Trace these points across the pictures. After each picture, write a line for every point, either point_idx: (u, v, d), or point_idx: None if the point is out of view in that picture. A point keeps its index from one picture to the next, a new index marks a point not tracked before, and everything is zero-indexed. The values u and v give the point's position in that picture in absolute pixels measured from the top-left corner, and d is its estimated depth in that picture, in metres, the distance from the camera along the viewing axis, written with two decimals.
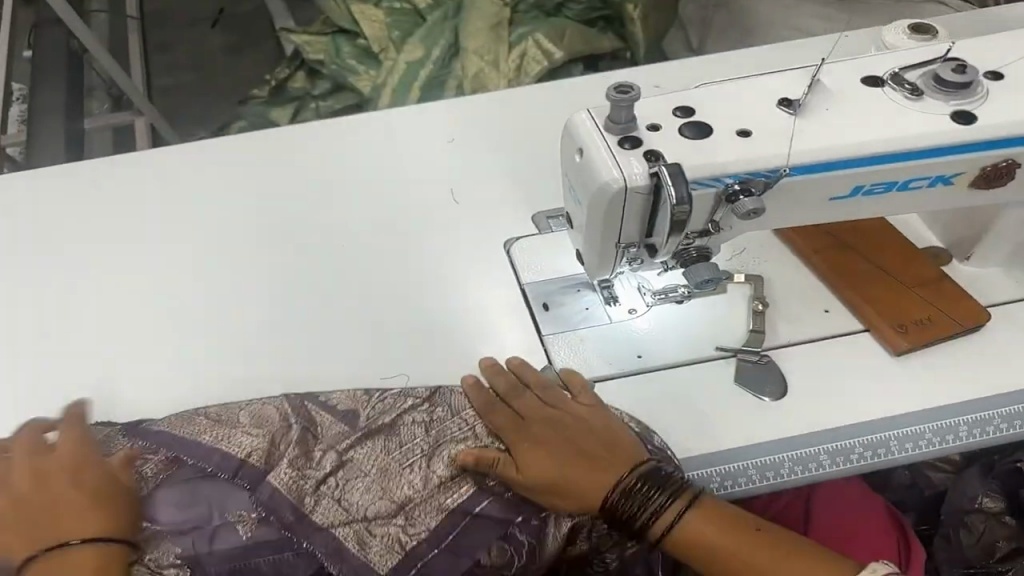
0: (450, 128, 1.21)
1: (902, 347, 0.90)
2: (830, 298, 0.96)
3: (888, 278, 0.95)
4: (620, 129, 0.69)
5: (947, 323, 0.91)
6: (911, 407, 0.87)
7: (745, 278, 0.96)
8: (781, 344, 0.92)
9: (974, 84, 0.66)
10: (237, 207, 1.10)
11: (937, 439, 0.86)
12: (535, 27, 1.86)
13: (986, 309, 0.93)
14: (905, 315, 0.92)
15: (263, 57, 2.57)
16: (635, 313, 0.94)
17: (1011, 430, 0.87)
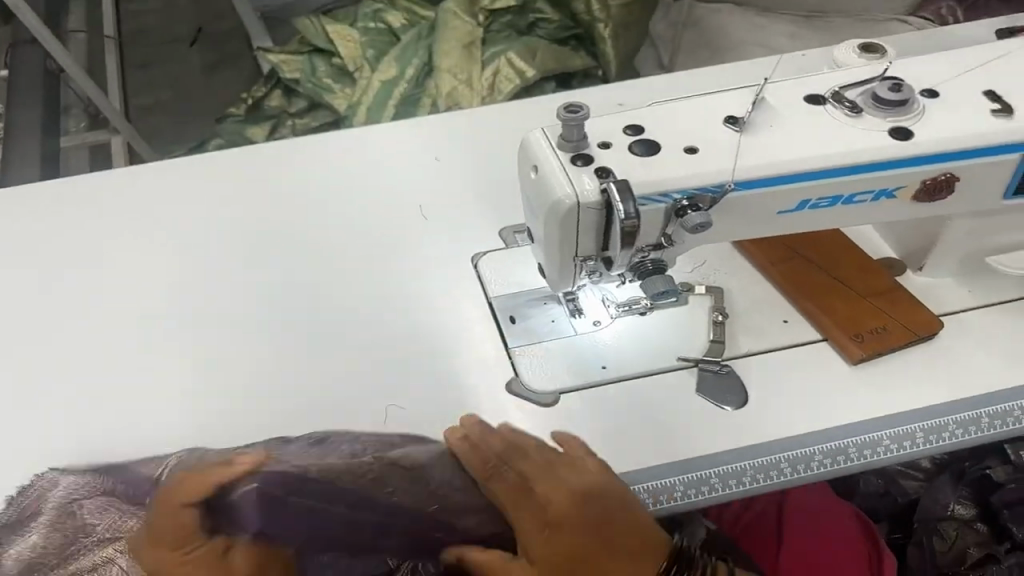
0: (419, 146, 1.22)
1: (859, 357, 0.89)
2: (790, 308, 0.95)
3: (845, 289, 0.94)
4: (571, 147, 0.71)
5: (904, 333, 0.90)
6: (874, 413, 0.87)
7: (707, 290, 0.96)
8: (742, 354, 0.91)
9: (910, 102, 0.68)
10: (206, 224, 1.11)
11: (896, 445, 0.84)
12: (507, 46, 1.88)
13: (939, 318, 0.92)
14: (861, 325, 0.91)
15: (241, 75, 2.58)
16: (599, 325, 0.94)
17: (968, 435, 0.84)
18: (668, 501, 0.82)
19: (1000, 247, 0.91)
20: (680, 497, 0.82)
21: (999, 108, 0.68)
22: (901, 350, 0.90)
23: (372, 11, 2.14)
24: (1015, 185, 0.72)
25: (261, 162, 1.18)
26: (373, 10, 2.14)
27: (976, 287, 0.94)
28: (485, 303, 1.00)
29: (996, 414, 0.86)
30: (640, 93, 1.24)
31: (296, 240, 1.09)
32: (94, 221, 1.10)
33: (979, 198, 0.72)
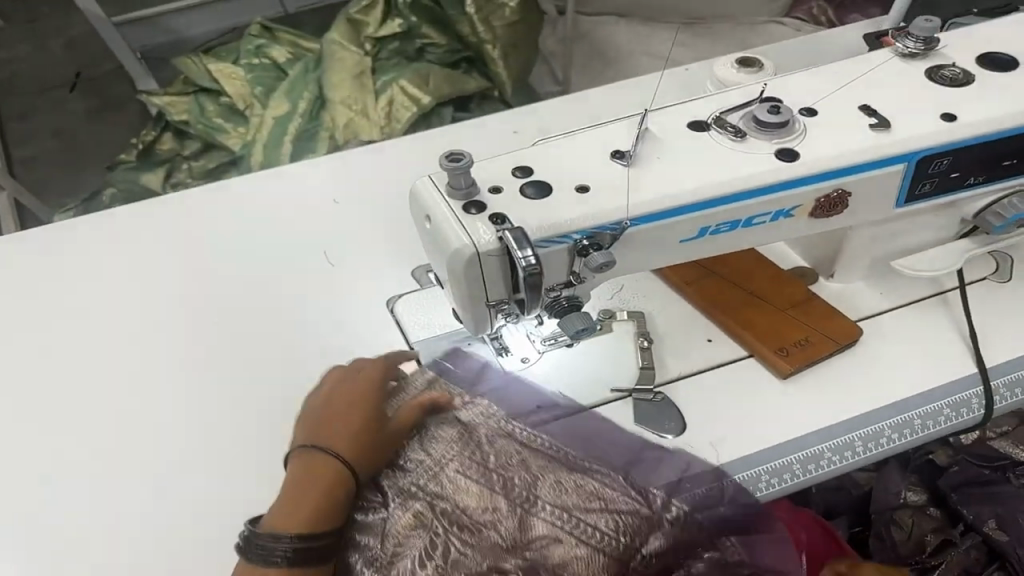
0: (317, 192, 1.17)
1: (785, 371, 0.86)
2: (710, 326, 0.92)
3: (762, 304, 0.91)
4: (462, 195, 0.68)
5: (823, 342, 0.87)
6: (811, 426, 0.84)
7: (629, 316, 0.93)
8: (671, 379, 0.88)
9: (790, 123, 0.68)
10: (99, 302, 1.04)
11: (837, 457, 0.82)
12: (398, 74, 1.84)
13: (857, 324, 0.90)
14: (785, 338, 0.88)
15: (127, 117, 2.36)
16: (528, 361, 0.90)
17: (902, 439, 0.83)
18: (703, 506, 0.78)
19: (905, 249, 0.87)
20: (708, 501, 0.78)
21: (878, 122, 0.68)
22: (822, 361, 0.87)
23: (255, 46, 2.07)
24: (905, 194, 0.73)
25: (152, 230, 1.13)
26: (255, 46, 2.07)
27: (886, 289, 0.93)
28: (408, 349, 0.94)
29: (928, 414, 0.84)
30: (535, 120, 1.23)
31: (196, 308, 1.03)
32: None
33: (873, 211, 0.74)
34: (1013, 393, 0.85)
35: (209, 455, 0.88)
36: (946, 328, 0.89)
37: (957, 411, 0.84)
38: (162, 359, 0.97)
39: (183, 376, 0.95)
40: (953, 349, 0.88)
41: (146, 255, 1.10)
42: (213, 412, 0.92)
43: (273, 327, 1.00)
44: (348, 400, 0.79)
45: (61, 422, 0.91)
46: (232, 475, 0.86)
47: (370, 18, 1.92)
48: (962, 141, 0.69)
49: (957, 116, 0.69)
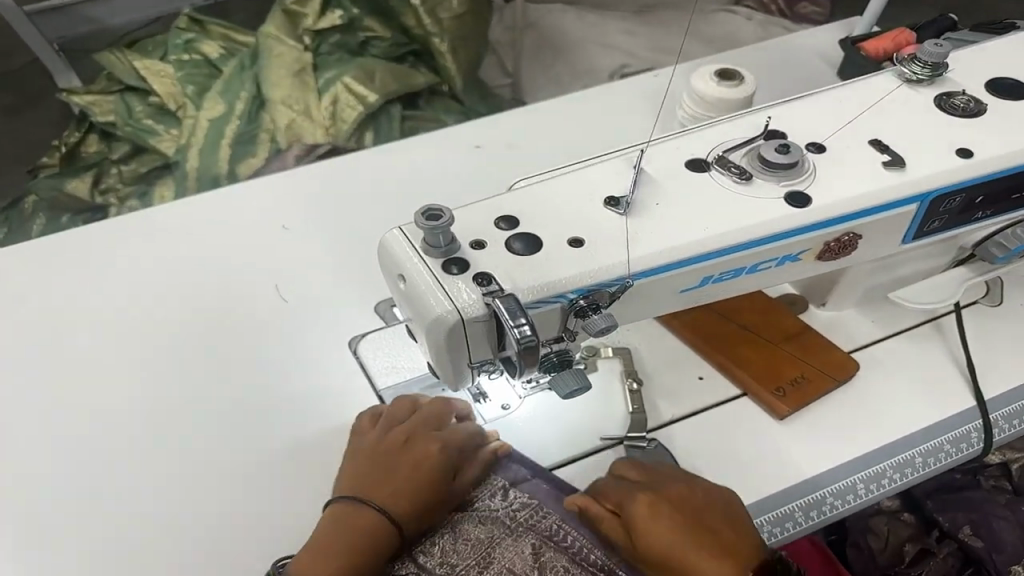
0: (266, 216, 1.07)
1: (786, 413, 0.82)
2: (702, 363, 0.87)
3: (754, 338, 0.88)
4: (440, 252, 0.59)
5: (821, 379, 0.84)
6: (813, 469, 0.80)
7: (614, 352, 0.87)
8: (665, 424, 0.83)
9: (800, 162, 0.63)
10: (18, 354, 0.90)
11: (840, 501, 0.78)
12: (341, 70, 1.70)
13: (852, 357, 0.87)
14: (782, 376, 0.85)
15: (45, 114, 2.14)
16: (510, 408, 0.82)
17: (903, 479, 0.80)
18: None
19: (902, 279, 0.86)
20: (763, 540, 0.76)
21: (891, 160, 0.63)
22: (821, 398, 0.84)
23: (184, 41, 1.91)
24: (914, 230, 0.68)
25: (79, 263, 1.00)
26: (184, 41, 1.91)
27: (879, 316, 0.91)
28: (374, 397, 0.87)
29: (929, 451, 0.82)
30: (498, 133, 1.16)
31: (134, 352, 0.91)
32: None
33: (881, 248, 0.68)
34: (1011, 426, 0.84)
35: (157, 531, 0.77)
36: (943, 359, 0.88)
37: (957, 447, 0.82)
38: (96, 415, 0.85)
39: (121, 435, 0.84)
40: (947, 383, 0.86)
41: (72, 292, 0.97)
42: (159, 479, 0.81)
43: (222, 374, 0.89)
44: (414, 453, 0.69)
45: None
46: (185, 554, 0.76)
47: (308, 9, 1.79)
48: (978, 178, 0.64)
49: (974, 152, 0.64)
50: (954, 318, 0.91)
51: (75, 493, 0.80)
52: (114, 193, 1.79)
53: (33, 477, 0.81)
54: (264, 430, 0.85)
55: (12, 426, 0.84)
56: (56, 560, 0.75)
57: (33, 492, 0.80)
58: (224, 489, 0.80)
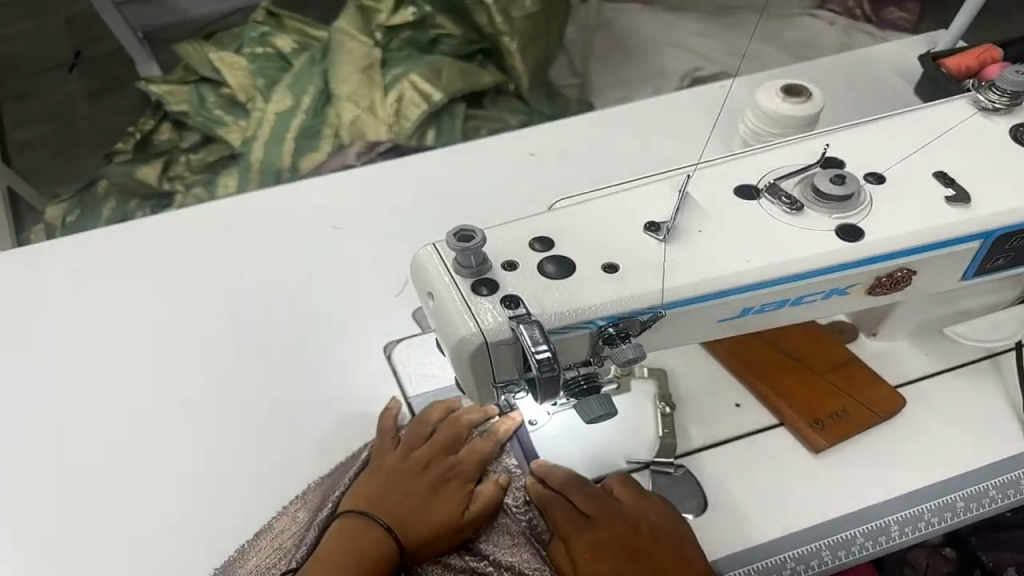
0: (321, 216, 1.08)
1: (822, 447, 0.79)
2: (739, 390, 0.85)
3: (798, 366, 0.84)
4: (470, 272, 0.58)
5: (865, 414, 0.81)
6: (844, 508, 0.77)
7: (648, 373, 0.84)
8: (695, 451, 0.80)
9: (856, 194, 0.59)
10: (75, 341, 0.94)
11: (870, 542, 0.75)
12: (409, 67, 1.71)
13: (900, 393, 0.83)
14: (822, 408, 0.81)
15: (127, 101, 2.22)
16: (537, 424, 0.80)
17: (943, 523, 0.77)
18: None
19: (962, 313, 0.81)
20: None
21: (956, 195, 0.59)
22: (865, 434, 0.81)
23: (259, 34, 1.95)
24: (975, 267, 0.64)
25: (136, 254, 1.04)
26: (259, 35, 1.95)
27: (932, 351, 0.87)
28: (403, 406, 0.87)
29: (973, 496, 0.78)
30: (554, 141, 1.14)
31: (181, 345, 0.94)
32: None
33: (938, 284, 0.64)
34: None
35: (190, 522, 0.79)
36: (1000, 400, 0.83)
37: (1004, 493, 0.78)
38: (142, 404, 0.88)
39: (163, 425, 0.86)
40: (999, 430, 0.81)
41: (128, 283, 1.00)
42: (194, 472, 0.83)
43: (263, 370, 0.91)
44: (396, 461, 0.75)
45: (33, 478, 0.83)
46: (212, 547, 0.78)
47: (382, 5, 1.80)
48: None
49: None
50: (1017, 358, 0.86)
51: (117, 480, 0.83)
52: (181, 179, 1.85)
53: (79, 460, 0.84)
54: (299, 430, 0.86)
55: (66, 409, 0.88)
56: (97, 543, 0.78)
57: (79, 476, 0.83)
58: (255, 488, 0.82)
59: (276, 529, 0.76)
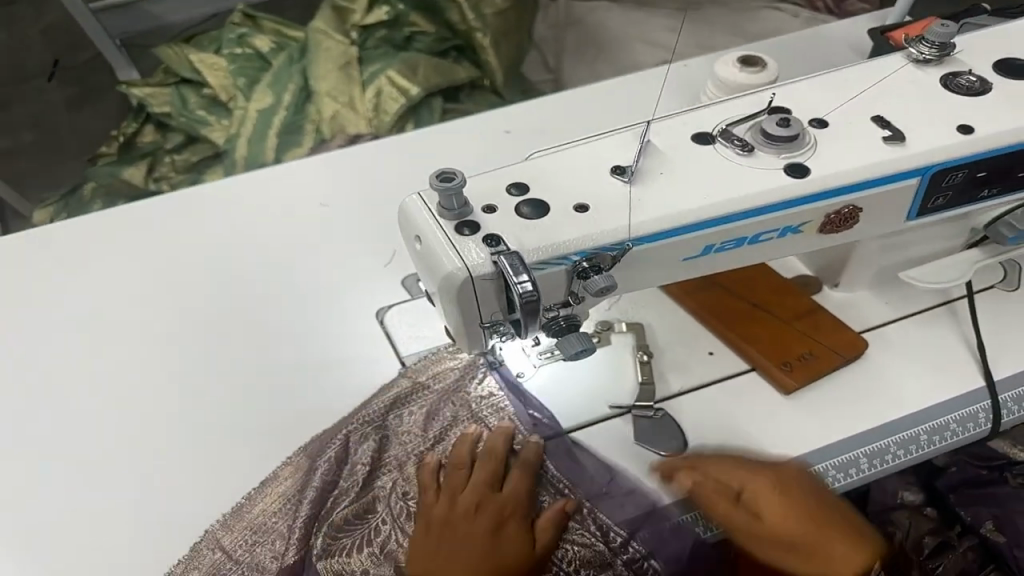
0: (307, 196, 1.12)
1: (790, 387, 0.85)
2: (713, 339, 0.91)
3: (765, 315, 0.90)
4: (453, 215, 0.63)
5: (828, 356, 0.87)
6: (815, 443, 0.82)
7: (628, 327, 0.90)
8: (673, 395, 0.86)
9: (801, 135, 0.65)
10: (76, 320, 0.98)
11: (842, 475, 0.81)
12: (386, 64, 1.75)
13: (863, 336, 0.89)
14: (789, 352, 0.87)
15: (108, 107, 2.25)
16: (525, 376, 0.87)
17: (908, 455, 0.83)
18: None
19: (914, 259, 0.87)
20: None
21: (892, 135, 0.65)
22: (831, 374, 0.87)
23: (238, 36, 1.99)
24: (917, 207, 0.70)
25: (131, 236, 1.08)
26: (238, 35, 1.98)
27: (892, 300, 0.93)
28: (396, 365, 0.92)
29: (935, 429, 0.84)
30: (530, 120, 1.19)
31: (177, 320, 0.98)
32: None
33: (885, 224, 0.71)
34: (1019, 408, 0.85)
35: (194, 478, 0.84)
36: (953, 339, 0.89)
37: (964, 426, 0.84)
38: (142, 375, 0.92)
39: (164, 392, 0.90)
40: (953, 368, 0.88)
41: (123, 263, 1.04)
42: (195, 433, 0.87)
43: (257, 340, 0.95)
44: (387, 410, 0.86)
45: (41, 446, 0.87)
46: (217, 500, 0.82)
47: (357, 5, 1.84)
48: (978, 154, 0.66)
49: (974, 128, 0.66)
50: (967, 302, 0.92)
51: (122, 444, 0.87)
52: (166, 180, 1.90)
53: (85, 427, 0.88)
54: (296, 392, 0.90)
55: (69, 381, 0.92)
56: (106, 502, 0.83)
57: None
58: (257, 447, 0.86)
59: (280, 478, 0.83)
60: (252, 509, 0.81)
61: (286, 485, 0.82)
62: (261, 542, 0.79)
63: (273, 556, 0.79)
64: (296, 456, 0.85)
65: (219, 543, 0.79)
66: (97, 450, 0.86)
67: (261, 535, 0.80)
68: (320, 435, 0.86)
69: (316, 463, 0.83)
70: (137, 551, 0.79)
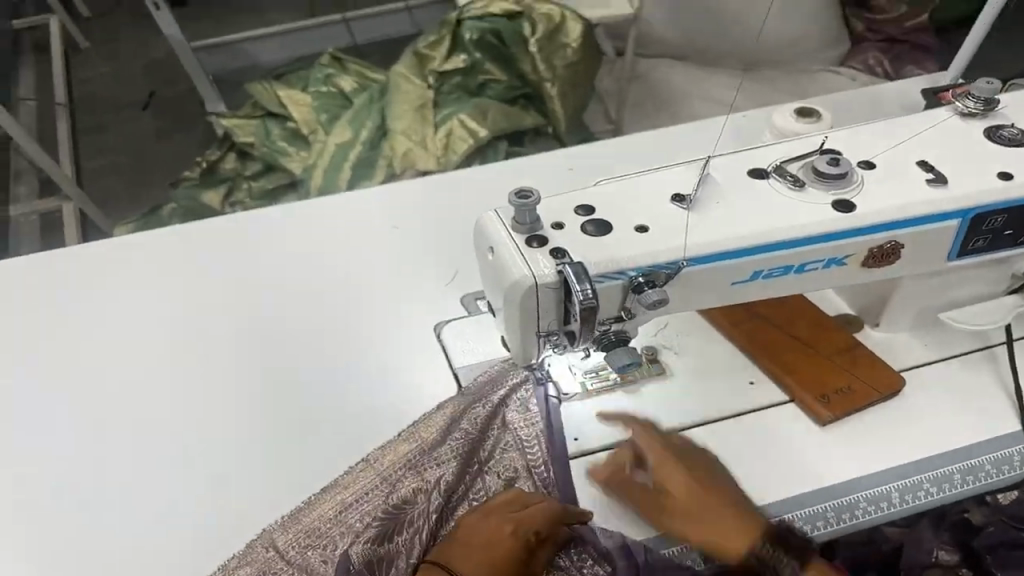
0: (380, 218, 1.21)
1: (827, 417, 0.90)
2: (753, 369, 0.96)
3: (806, 350, 0.96)
4: (525, 229, 0.71)
5: (865, 391, 0.92)
6: (848, 474, 0.87)
7: (665, 359, 0.96)
8: (710, 420, 0.91)
9: (849, 174, 0.71)
10: (168, 318, 1.08)
11: (872, 507, 0.85)
12: (458, 108, 1.84)
13: (899, 375, 0.94)
14: (827, 385, 0.93)
15: (196, 136, 2.42)
16: (568, 393, 0.93)
17: (941, 493, 0.86)
18: None
19: (953, 302, 0.95)
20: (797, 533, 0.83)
21: (935, 178, 0.71)
22: (866, 408, 0.92)
23: (325, 75, 2.12)
24: (957, 248, 0.75)
25: (221, 245, 1.18)
26: (325, 75, 2.11)
27: (930, 340, 0.98)
28: (449, 375, 0.99)
29: (968, 470, 0.87)
30: (593, 158, 1.27)
31: (260, 327, 1.06)
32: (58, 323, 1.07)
33: (923, 264, 0.76)
34: None
35: (267, 467, 0.91)
36: (990, 384, 0.94)
37: (999, 468, 0.87)
38: (228, 375, 1.01)
39: (242, 386, 0.99)
40: (990, 413, 0.91)
41: (211, 270, 1.15)
42: (268, 426, 0.95)
43: (328, 346, 1.04)
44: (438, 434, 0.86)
45: (132, 427, 0.96)
46: (285, 485, 0.90)
47: (436, 52, 1.93)
48: (1014, 200, 0.71)
49: (1013, 175, 0.71)
50: (1006, 350, 0.95)
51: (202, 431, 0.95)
52: (242, 205, 2.01)
53: (172, 415, 0.97)
54: (362, 396, 0.97)
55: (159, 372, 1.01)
56: (189, 487, 0.90)
57: (171, 428, 0.96)
58: (326, 447, 0.93)
59: (340, 492, 0.85)
60: (308, 518, 0.83)
61: (346, 493, 0.84)
62: (313, 549, 0.80)
63: (322, 559, 0.79)
64: (359, 474, 0.86)
65: (275, 546, 0.81)
66: (184, 442, 0.94)
67: (315, 539, 0.81)
68: (388, 449, 0.88)
69: (387, 475, 0.85)
70: (217, 535, 0.86)
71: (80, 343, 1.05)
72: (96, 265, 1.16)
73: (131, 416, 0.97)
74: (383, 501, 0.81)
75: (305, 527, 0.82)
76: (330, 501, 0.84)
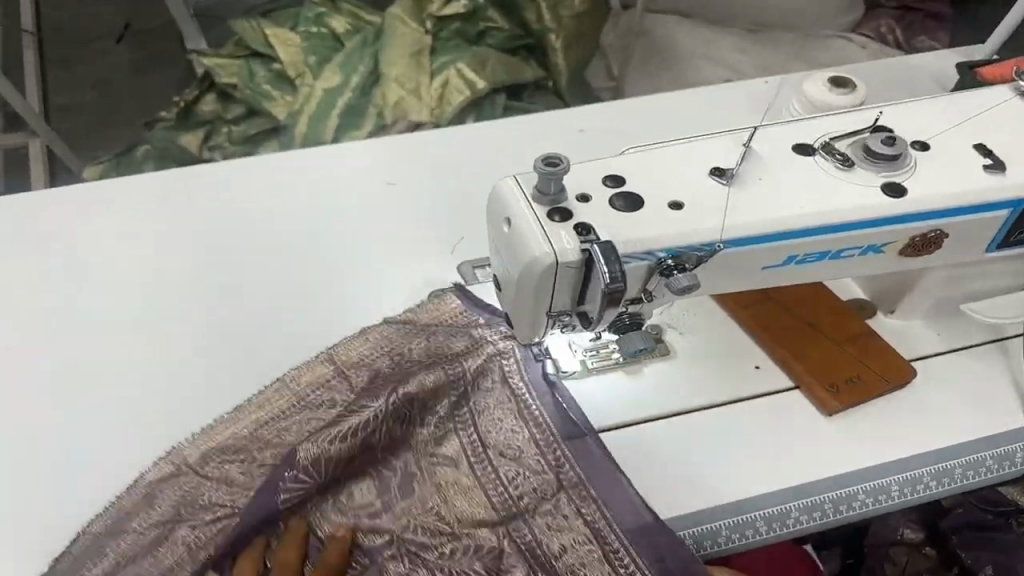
0: (374, 174, 1.14)
1: (835, 408, 0.86)
2: (760, 354, 0.91)
3: (818, 336, 0.91)
4: (549, 201, 0.65)
5: (876, 382, 0.87)
6: (862, 464, 0.84)
7: (672, 339, 0.91)
8: (722, 404, 0.87)
9: (902, 156, 0.65)
10: (144, 273, 1.00)
11: (870, 500, 0.82)
12: (456, 56, 1.72)
13: (913, 367, 0.90)
14: (838, 375, 0.88)
15: (173, 72, 2.29)
16: (560, 369, 0.88)
17: (941, 487, 0.83)
18: (780, 529, 0.80)
19: (977, 293, 0.91)
20: (792, 525, 0.80)
21: (992, 164, 0.66)
22: (878, 400, 0.88)
23: (315, 15, 1.99)
24: (1000, 238, 0.70)
25: (203, 195, 1.10)
26: (315, 15, 1.99)
27: (943, 331, 0.93)
28: None
29: (970, 464, 0.84)
30: (603, 119, 1.20)
31: (245, 286, 0.99)
32: (24, 272, 0.99)
33: (961, 254, 0.71)
34: None
35: (249, 438, 0.85)
36: (1010, 379, 0.90)
37: (1000, 464, 0.85)
38: (209, 336, 0.94)
39: (225, 350, 0.92)
40: (1008, 408, 0.88)
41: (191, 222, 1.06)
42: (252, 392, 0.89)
43: (318, 310, 0.97)
44: (396, 347, 0.89)
45: (104, 389, 0.89)
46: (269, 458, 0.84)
47: None
48: None
49: None
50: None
51: (182, 396, 0.88)
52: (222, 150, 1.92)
53: (148, 378, 0.90)
54: None
55: (134, 330, 0.94)
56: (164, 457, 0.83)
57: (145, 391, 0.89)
58: (312, 419, 0.86)
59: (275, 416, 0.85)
60: (257, 457, 0.85)
61: (295, 390, 0.87)
62: (267, 482, 0.83)
63: (275, 453, 0.85)
64: (299, 413, 0.86)
65: (225, 477, 0.84)
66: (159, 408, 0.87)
67: (269, 439, 0.85)
68: (341, 350, 0.89)
69: (338, 377, 0.88)
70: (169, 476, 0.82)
71: (46, 295, 0.97)
72: (66, 208, 1.06)
73: (102, 377, 0.90)
74: (340, 405, 0.86)
75: (257, 436, 0.85)
76: (284, 397, 0.86)
